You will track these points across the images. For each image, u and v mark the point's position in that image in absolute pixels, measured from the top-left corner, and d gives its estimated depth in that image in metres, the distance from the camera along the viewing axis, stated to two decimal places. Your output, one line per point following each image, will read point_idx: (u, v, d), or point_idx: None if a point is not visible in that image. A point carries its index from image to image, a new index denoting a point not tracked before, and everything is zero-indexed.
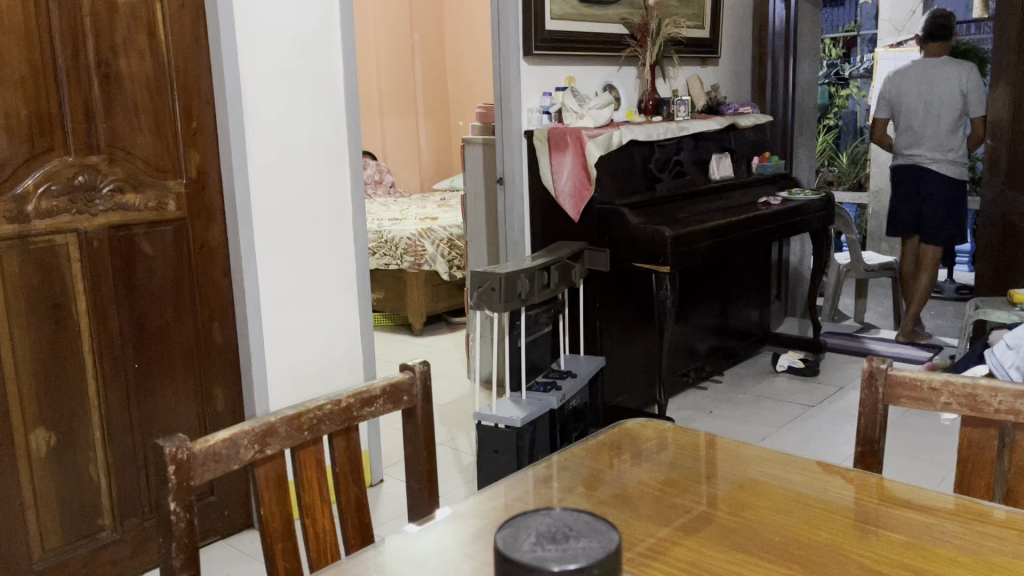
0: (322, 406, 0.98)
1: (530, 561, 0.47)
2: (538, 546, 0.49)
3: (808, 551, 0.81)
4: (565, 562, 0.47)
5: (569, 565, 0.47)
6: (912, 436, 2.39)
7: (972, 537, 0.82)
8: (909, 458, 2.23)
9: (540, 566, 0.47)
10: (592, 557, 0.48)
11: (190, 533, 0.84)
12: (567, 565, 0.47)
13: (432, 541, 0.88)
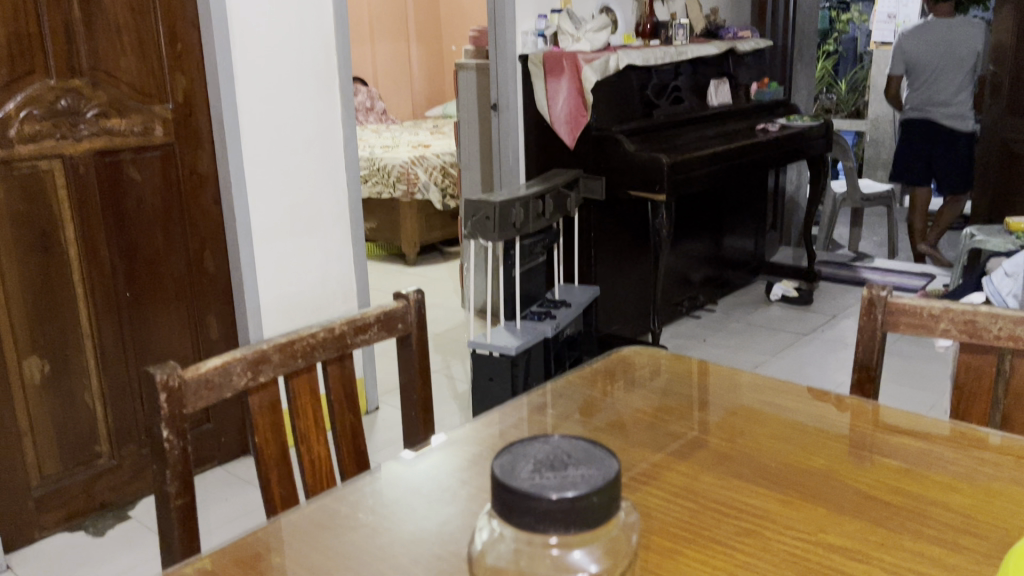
0: (315, 333, 0.97)
1: (529, 489, 0.47)
2: (536, 474, 0.49)
3: (804, 477, 0.81)
4: (564, 490, 0.46)
5: (569, 492, 0.46)
6: (906, 363, 2.40)
7: (968, 463, 0.82)
8: (901, 386, 2.25)
9: (537, 492, 0.46)
10: (591, 485, 0.47)
11: (184, 461, 0.84)
12: (566, 493, 0.46)
13: (429, 468, 0.89)
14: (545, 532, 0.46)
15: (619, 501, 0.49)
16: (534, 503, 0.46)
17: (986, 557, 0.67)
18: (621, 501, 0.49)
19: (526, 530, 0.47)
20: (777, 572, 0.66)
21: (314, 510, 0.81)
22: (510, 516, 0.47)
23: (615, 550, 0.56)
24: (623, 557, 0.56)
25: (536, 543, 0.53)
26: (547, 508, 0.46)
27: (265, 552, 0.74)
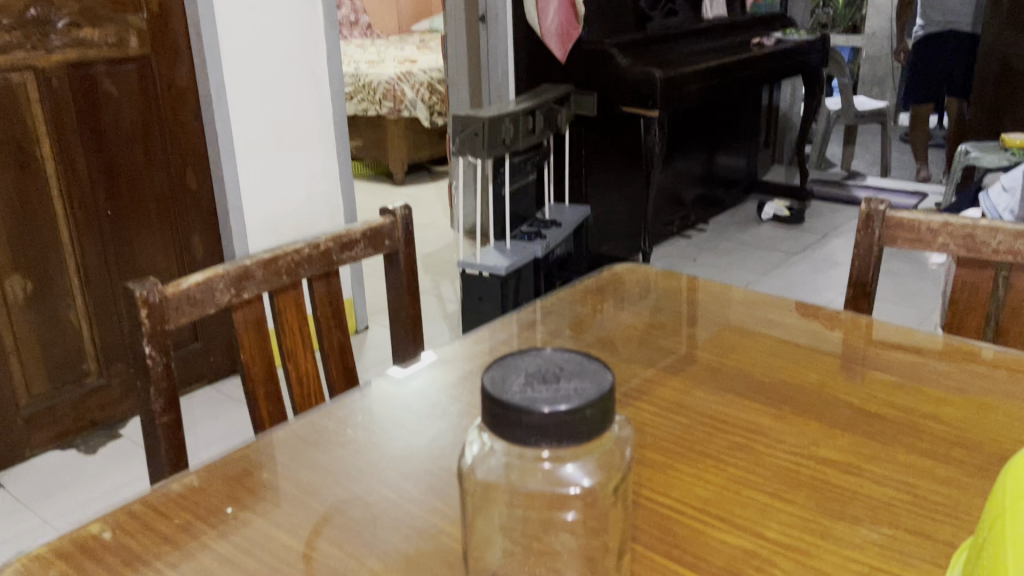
0: (300, 250, 0.94)
1: (520, 402, 0.45)
2: (528, 387, 0.47)
3: (797, 391, 0.80)
4: (556, 403, 0.45)
5: (561, 406, 0.45)
6: (897, 282, 2.40)
7: (962, 378, 0.82)
8: (891, 303, 2.25)
9: (528, 406, 0.44)
10: (584, 398, 0.45)
11: (168, 378, 0.82)
12: (558, 406, 0.44)
13: (418, 384, 0.87)
14: (537, 447, 0.45)
15: (613, 415, 0.48)
16: (525, 418, 0.44)
17: (978, 469, 0.67)
18: (615, 417, 0.48)
19: (516, 444, 0.45)
20: (770, 485, 0.66)
21: (301, 427, 0.80)
22: (501, 432, 0.46)
23: (609, 462, 0.55)
24: (616, 469, 0.55)
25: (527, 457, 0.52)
26: (538, 423, 0.44)
27: (252, 469, 0.73)
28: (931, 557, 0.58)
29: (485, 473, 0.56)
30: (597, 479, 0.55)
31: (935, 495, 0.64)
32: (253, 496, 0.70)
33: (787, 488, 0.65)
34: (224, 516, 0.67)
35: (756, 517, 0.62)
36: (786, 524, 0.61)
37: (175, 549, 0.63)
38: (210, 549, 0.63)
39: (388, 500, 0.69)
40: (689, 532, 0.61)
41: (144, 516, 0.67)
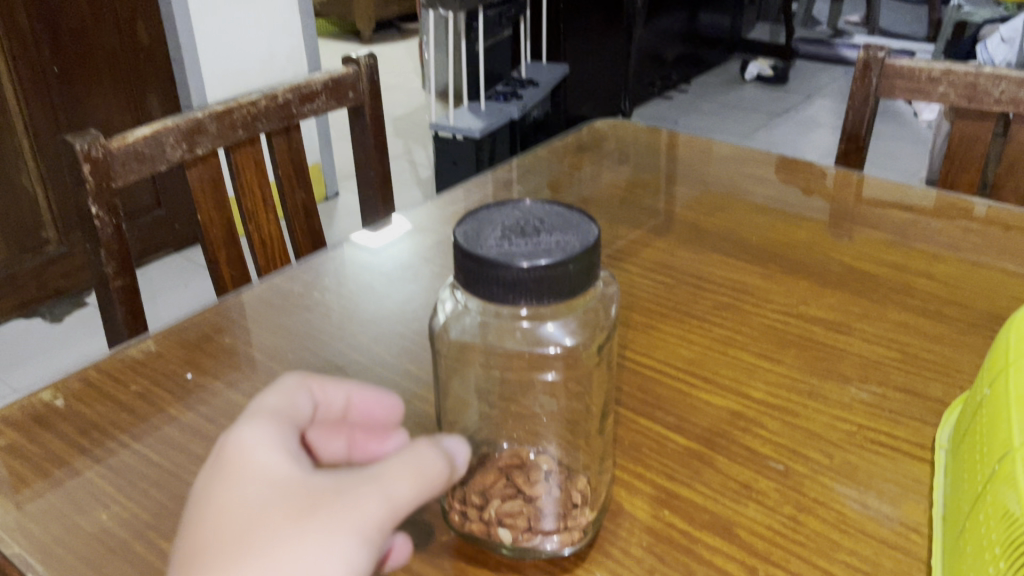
0: (255, 102, 0.87)
1: (495, 258, 0.40)
2: (504, 241, 0.42)
3: (784, 250, 0.77)
4: (536, 258, 0.40)
5: (541, 260, 0.40)
6: (883, 144, 2.35)
7: (954, 235, 0.78)
8: (874, 164, 2.21)
9: (504, 261, 0.40)
10: (567, 252, 0.41)
11: (119, 240, 0.77)
12: (537, 261, 0.40)
13: (389, 245, 0.83)
14: (515, 305, 0.41)
15: (598, 270, 0.43)
16: (501, 276, 0.40)
17: (970, 326, 0.64)
18: (600, 273, 0.44)
19: (494, 303, 0.41)
20: (756, 345, 0.64)
21: (266, 290, 0.76)
22: (477, 290, 0.41)
23: (594, 319, 0.48)
24: (601, 327, 0.49)
25: (504, 319, 0.47)
26: (515, 279, 0.40)
27: (213, 333, 0.70)
28: (921, 414, 0.56)
29: (457, 334, 0.50)
30: (578, 338, 0.49)
31: (925, 353, 0.62)
32: (215, 361, 0.66)
33: (774, 348, 0.63)
34: (185, 382, 0.64)
35: (741, 378, 0.60)
36: (773, 383, 0.59)
37: (132, 416, 0.60)
38: (172, 416, 0.60)
39: (359, 365, 0.66)
40: (672, 394, 0.59)
41: (99, 383, 0.63)
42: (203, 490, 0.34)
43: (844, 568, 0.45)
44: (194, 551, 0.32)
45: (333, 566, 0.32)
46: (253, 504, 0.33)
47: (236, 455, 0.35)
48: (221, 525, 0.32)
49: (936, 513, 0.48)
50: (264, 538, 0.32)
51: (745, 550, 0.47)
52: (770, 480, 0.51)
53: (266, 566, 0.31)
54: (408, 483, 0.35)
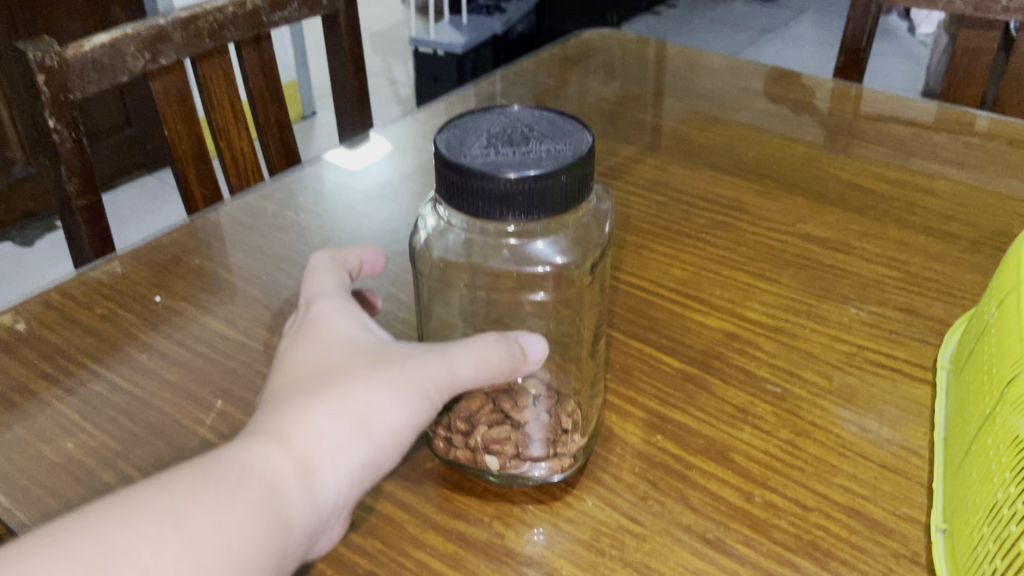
0: (222, 8, 0.81)
1: (481, 168, 0.37)
2: (490, 150, 0.39)
3: (781, 166, 0.74)
4: (524, 168, 0.37)
5: (530, 171, 0.37)
6: (876, 62, 2.30)
7: (956, 150, 0.75)
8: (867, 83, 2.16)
9: (487, 174, 0.37)
10: (558, 161, 0.38)
11: (80, 157, 0.73)
12: (524, 172, 0.37)
13: (368, 163, 0.79)
14: (500, 221, 0.38)
15: (591, 181, 0.40)
16: (484, 190, 0.37)
17: (973, 244, 0.62)
18: (593, 185, 0.41)
19: (480, 218, 0.38)
20: (752, 264, 0.61)
21: (238, 209, 0.72)
22: (459, 205, 0.38)
23: (585, 237, 0.45)
24: (594, 244, 0.46)
25: (490, 236, 0.44)
26: (499, 192, 0.37)
27: (182, 255, 0.66)
28: (923, 334, 0.54)
29: (439, 252, 0.47)
30: (568, 258, 0.46)
31: (927, 272, 0.59)
32: (185, 284, 0.63)
33: (770, 267, 0.61)
34: (154, 306, 0.61)
35: (736, 298, 0.58)
36: (769, 304, 0.57)
37: (100, 343, 0.57)
38: (141, 341, 0.58)
39: None
40: (666, 315, 0.56)
41: (62, 306, 0.60)
42: (286, 348, 0.41)
43: (843, 494, 0.44)
44: (284, 383, 0.38)
45: (401, 408, 0.38)
46: (331, 354, 0.39)
47: (316, 322, 0.41)
48: (306, 366, 0.39)
49: (938, 436, 0.46)
50: (342, 377, 0.38)
51: (741, 476, 0.45)
52: (767, 404, 0.49)
53: (350, 397, 0.38)
54: (471, 351, 0.40)
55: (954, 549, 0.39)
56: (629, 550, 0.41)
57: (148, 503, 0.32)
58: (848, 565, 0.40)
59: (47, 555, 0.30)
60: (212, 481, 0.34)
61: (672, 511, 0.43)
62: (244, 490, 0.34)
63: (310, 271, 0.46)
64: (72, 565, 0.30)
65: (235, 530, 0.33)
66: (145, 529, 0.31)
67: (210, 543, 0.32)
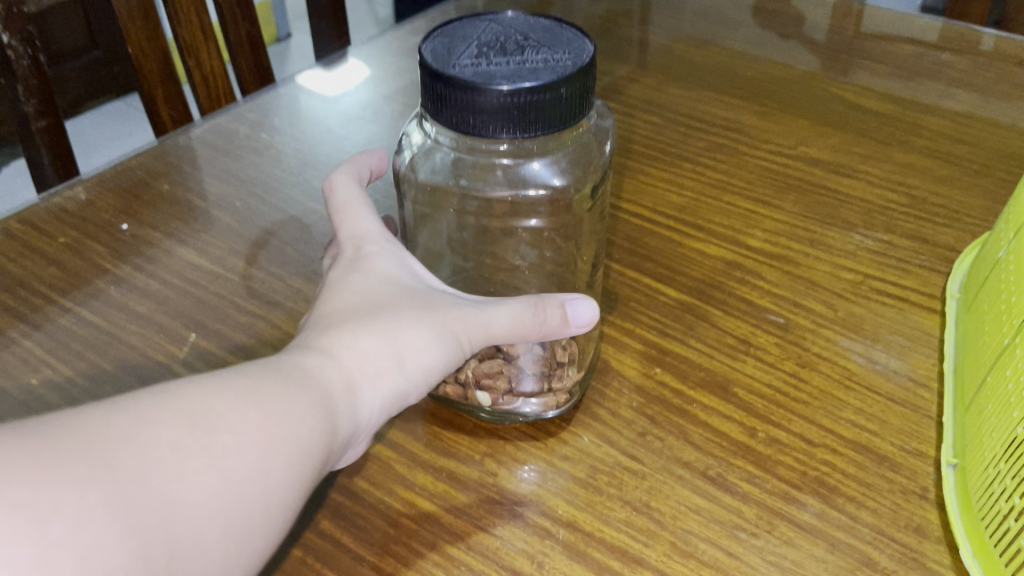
0: None
1: (470, 79, 0.34)
2: (481, 60, 0.35)
3: (781, 86, 0.71)
4: (519, 80, 0.34)
5: (526, 83, 0.33)
6: None
7: (964, 68, 0.72)
8: None
9: (479, 86, 0.33)
10: (556, 73, 0.34)
11: (38, 76, 0.68)
12: (519, 83, 0.33)
13: (347, 83, 0.75)
14: (493, 138, 0.35)
15: (592, 96, 0.37)
16: (476, 104, 0.34)
17: (981, 168, 0.59)
18: (595, 101, 0.37)
19: (471, 134, 0.35)
20: (753, 189, 0.58)
21: (209, 130, 0.68)
22: (448, 121, 0.35)
23: (585, 158, 0.42)
24: (595, 166, 0.43)
25: (482, 157, 0.41)
26: (492, 106, 0.34)
27: (150, 180, 0.62)
28: (932, 262, 0.52)
29: (426, 174, 0.43)
30: (566, 181, 0.42)
31: (934, 197, 0.57)
32: (154, 211, 0.59)
33: (771, 192, 0.58)
34: (121, 235, 0.57)
35: (737, 225, 0.55)
36: (772, 230, 0.55)
37: (65, 274, 0.54)
38: (108, 272, 0.54)
39: (316, 215, 0.60)
40: (663, 244, 0.54)
41: (23, 235, 0.56)
42: (332, 281, 0.39)
43: (849, 427, 0.42)
44: (335, 309, 0.37)
45: (443, 353, 0.38)
46: (378, 290, 0.38)
47: (360, 256, 0.40)
48: (353, 300, 0.37)
49: (948, 368, 0.44)
50: (391, 312, 0.37)
51: (744, 410, 0.43)
52: (770, 334, 0.47)
53: (400, 334, 0.36)
54: (510, 308, 0.39)
55: (967, 487, 0.38)
56: (628, 489, 0.39)
57: (229, 383, 0.30)
58: (855, 502, 0.39)
59: (149, 403, 0.28)
60: (282, 375, 0.32)
61: (672, 447, 0.41)
62: (309, 391, 0.32)
63: (333, 191, 0.43)
64: (171, 416, 0.28)
65: (302, 424, 0.31)
66: (233, 401, 0.29)
67: (286, 429, 0.30)
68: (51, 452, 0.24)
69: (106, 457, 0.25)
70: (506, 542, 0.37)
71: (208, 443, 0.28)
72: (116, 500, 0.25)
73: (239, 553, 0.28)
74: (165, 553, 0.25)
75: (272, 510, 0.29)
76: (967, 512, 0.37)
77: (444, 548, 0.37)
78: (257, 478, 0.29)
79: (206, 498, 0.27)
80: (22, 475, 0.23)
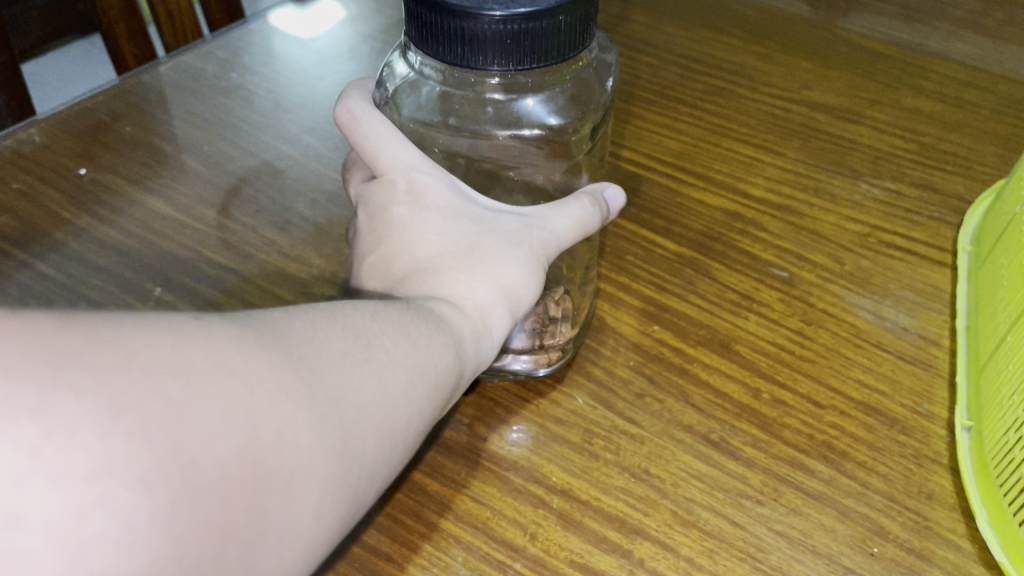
0: None
1: (458, 3, 0.30)
2: None
3: (782, 25, 0.67)
4: (512, 3, 0.30)
5: (520, 7, 0.30)
6: None
7: (972, 8, 0.68)
8: None
9: (468, 8, 0.30)
10: None
11: None
12: (513, 8, 0.30)
13: (321, 21, 0.70)
14: (486, 69, 0.31)
15: (593, 24, 0.33)
16: (465, 31, 0.30)
17: (992, 114, 0.57)
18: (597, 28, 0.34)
19: (458, 65, 0.31)
20: (756, 134, 0.56)
21: (174, 69, 0.64)
22: (436, 52, 0.32)
23: (584, 94, 0.39)
24: (594, 104, 0.40)
25: (471, 94, 0.38)
26: (485, 33, 0.30)
27: (112, 122, 0.58)
28: (942, 213, 0.49)
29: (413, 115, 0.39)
30: (564, 119, 0.39)
31: (944, 144, 0.54)
32: (117, 156, 0.55)
33: (775, 138, 0.55)
34: (81, 181, 0.53)
35: (740, 173, 0.52)
36: (775, 179, 0.52)
37: (19, 223, 0.50)
38: (65, 221, 0.51)
39: (289, 160, 0.56)
40: (663, 193, 0.51)
41: None
42: (398, 222, 0.34)
43: (858, 388, 0.40)
44: (435, 259, 0.33)
45: (540, 283, 0.35)
46: (466, 226, 0.33)
47: (418, 189, 0.34)
48: (446, 245, 0.33)
49: (960, 325, 0.42)
50: (493, 249, 0.33)
51: (747, 370, 0.41)
52: (774, 289, 0.45)
53: (506, 270, 0.33)
54: (575, 210, 0.36)
55: (984, 453, 0.36)
56: (627, 455, 0.37)
57: (356, 311, 0.27)
58: (866, 468, 0.37)
59: (317, 316, 0.25)
60: (419, 315, 0.29)
61: (673, 409, 0.39)
62: (440, 331, 0.29)
63: (349, 117, 0.35)
64: (334, 333, 0.25)
65: (443, 357, 0.28)
66: (377, 326, 0.27)
67: (426, 357, 0.28)
68: (253, 333, 0.22)
69: (294, 348, 0.23)
70: (498, 511, 0.35)
71: (369, 354, 0.25)
72: (304, 387, 0.23)
73: (383, 473, 0.25)
74: (339, 448, 0.23)
75: (415, 433, 0.27)
76: (984, 479, 0.35)
77: (433, 520, 0.35)
78: (408, 399, 0.26)
79: (369, 407, 0.25)
80: (232, 340, 0.22)
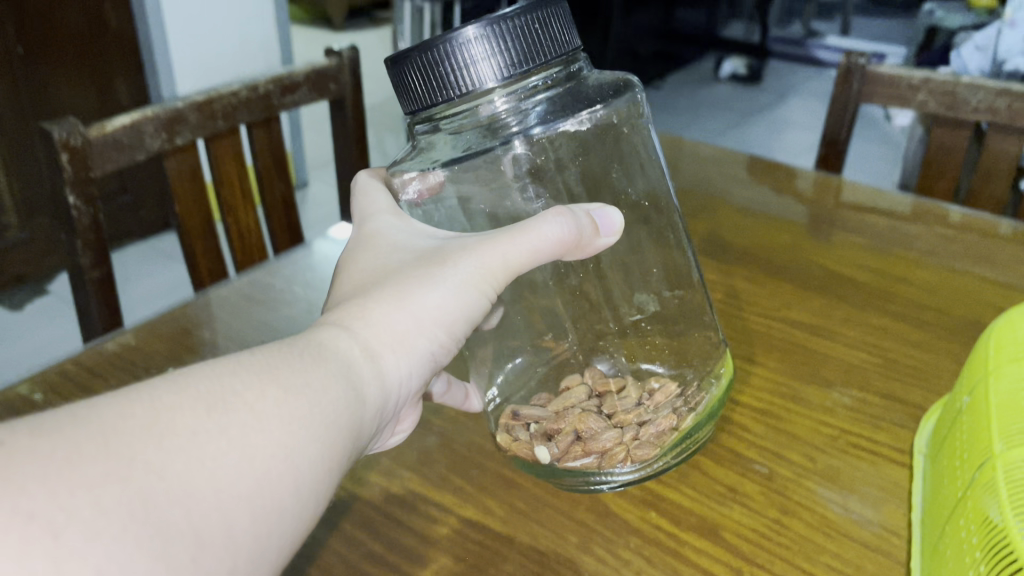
0: (236, 92, 0.84)
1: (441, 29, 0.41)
2: None
3: (768, 251, 0.78)
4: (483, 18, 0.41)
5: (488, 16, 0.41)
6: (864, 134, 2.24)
7: (933, 241, 0.79)
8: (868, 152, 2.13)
9: (455, 29, 0.41)
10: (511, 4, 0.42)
11: (96, 229, 0.76)
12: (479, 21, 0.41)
13: None
14: (480, 79, 0.41)
15: (561, 26, 0.44)
16: (456, 49, 0.41)
17: (948, 332, 0.65)
18: (568, 22, 0.45)
19: (454, 78, 0.42)
20: (741, 350, 0.65)
21: (245, 285, 0.75)
22: (433, 85, 0.42)
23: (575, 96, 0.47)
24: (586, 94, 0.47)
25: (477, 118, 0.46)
26: (462, 45, 0.41)
27: (193, 329, 0.69)
28: (903, 419, 0.57)
29: (446, 159, 0.46)
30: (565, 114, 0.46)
31: (906, 359, 0.63)
32: (196, 357, 0.65)
33: (758, 351, 0.64)
34: None
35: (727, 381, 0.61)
36: (757, 387, 0.60)
37: None
38: None
39: None
40: None
41: (76, 379, 0.62)
42: (343, 269, 0.45)
43: (828, 571, 0.46)
44: (355, 290, 0.42)
45: (454, 306, 0.42)
46: (386, 268, 0.43)
47: (361, 246, 0.45)
48: (365, 282, 0.42)
49: (915, 515, 0.48)
50: (402, 281, 0.41)
51: (730, 552, 0.47)
52: (755, 483, 0.52)
53: (411, 301, 0.41)
54: (506, 250, 0.43)
55: None
56: None
57: (226, 372, 0.33)
58: None
59: (166, 393, 0.31)
60: (300, 351, 0.36)
61: None
62: (326, 366, 0.36)
63: (360, 187, 0.51)
64: (188, 406, 0.31)
65: (328, 394, 0.35)
66: (241, 386, 0.33)
67: (305, 403, 0.34)
68: (66, 449, 0.27)
69: (124, 450, 0.28)
70: None
71: (225, 423, 0.31)
72: (133, 496, 0.27)
73: (272, 535, 0.32)
74: (194, 540, 0.28)
75: (302, 485, 0.33)
76: None
77: None
78: (281, 452, 0.32)
79: (231, 481, 0.30)
80: (35, 475, 0.26)
